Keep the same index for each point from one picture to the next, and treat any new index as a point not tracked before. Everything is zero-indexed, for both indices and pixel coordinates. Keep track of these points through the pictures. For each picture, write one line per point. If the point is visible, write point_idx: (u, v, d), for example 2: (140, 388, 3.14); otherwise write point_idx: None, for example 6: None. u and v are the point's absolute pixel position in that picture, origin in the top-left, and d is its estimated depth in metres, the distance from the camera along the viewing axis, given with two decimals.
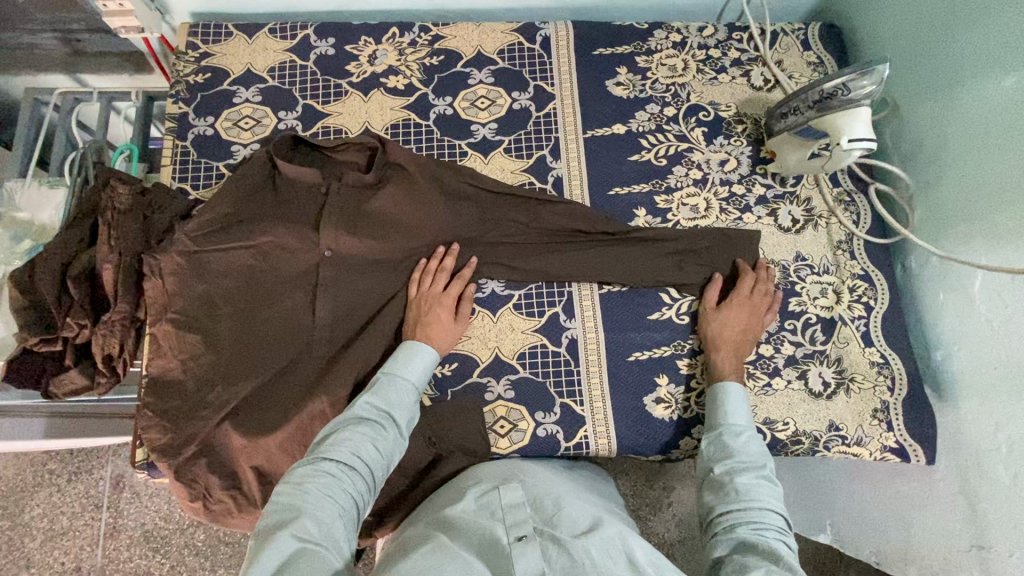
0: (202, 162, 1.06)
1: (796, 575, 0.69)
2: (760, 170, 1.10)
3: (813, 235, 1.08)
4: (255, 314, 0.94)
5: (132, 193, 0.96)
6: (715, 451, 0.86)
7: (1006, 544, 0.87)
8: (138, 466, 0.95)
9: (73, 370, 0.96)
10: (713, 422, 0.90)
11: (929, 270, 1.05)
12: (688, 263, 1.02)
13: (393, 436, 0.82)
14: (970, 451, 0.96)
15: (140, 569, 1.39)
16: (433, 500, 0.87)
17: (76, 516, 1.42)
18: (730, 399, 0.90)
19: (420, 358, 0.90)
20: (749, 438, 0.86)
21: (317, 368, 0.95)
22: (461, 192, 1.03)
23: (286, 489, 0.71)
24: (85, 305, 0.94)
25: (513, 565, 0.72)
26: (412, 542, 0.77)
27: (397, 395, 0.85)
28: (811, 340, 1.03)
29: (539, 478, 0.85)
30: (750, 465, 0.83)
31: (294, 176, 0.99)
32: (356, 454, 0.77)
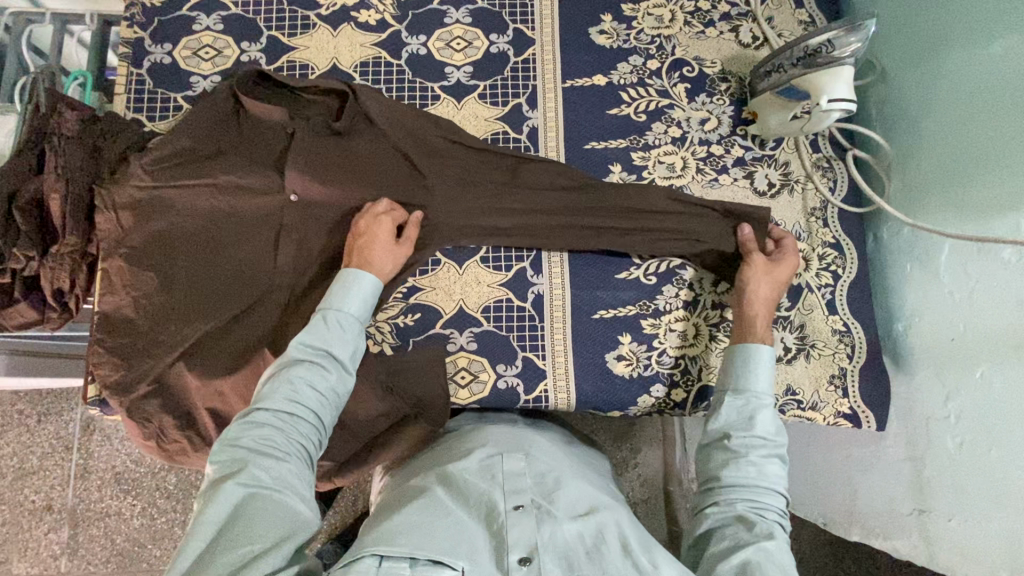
0: (159, 92, 1.00)
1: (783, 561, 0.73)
2: (741, 132, 1.07)
3: (789, 200, 1.06)
4: (212, 256, 0.91)
5: (80, 119, 0.92)
6: (737, 418, 0.85)
7: (948, 509, 0.93)
8: (92, 403, 0.93)
9: (21, 304, 0.92)
10: (738, 384, 0.87)
11: (900, 240, 1.04)
12: (639, 237, 0.99)
13: (336, 374, 0.80)
14: (920, 419, 0.99)
15: (111, 509, 1.40)
16: (429, 459, 0.91)
17: (47, 456, 1.42)
18: (758, 364, 0.88)
19: (359, 289, 0.85)
20: (768, 410, 0.85)
21: (275, 317, 0.91)
22: (438, 145, 0.99)
23: (224, 445, 0.71)
24: (32, 236, 0.90)
25: (507, 533, 0.73)
26: (409, 500, 0.80)
27: (337, 331, 0.81)
28: (777, 305, 1.02)
29: (545, 454, 0.89)
30: (766, 441, 0.83)
31: (259, 114, 0.95)
32: (297, 397, 0.75)
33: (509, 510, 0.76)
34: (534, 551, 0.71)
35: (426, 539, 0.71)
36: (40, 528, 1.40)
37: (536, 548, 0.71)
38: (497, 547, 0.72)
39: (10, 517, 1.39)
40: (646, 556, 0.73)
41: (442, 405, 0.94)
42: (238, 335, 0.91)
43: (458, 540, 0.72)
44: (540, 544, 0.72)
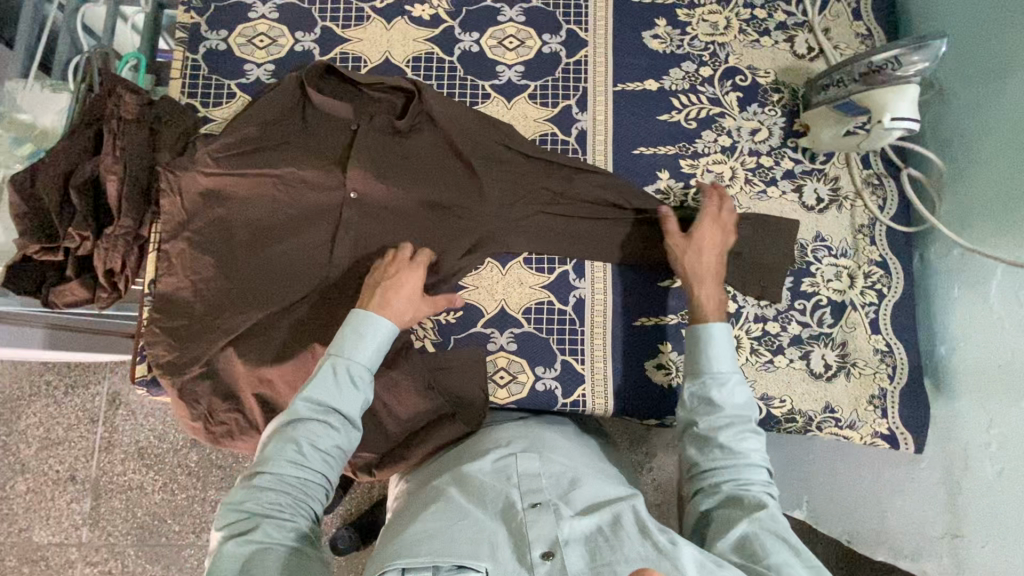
0: (213, 78, 1.01)
1: (781, 532, 0.72)
2: (791, 144, 1.06)
3: (837, 216, 1.05)
4: (271, 247, 0.92)
5: (139, 103, 0.93)
6: (698, 403, 0.84)
7: (980, 536, 0.92)
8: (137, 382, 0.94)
9: (74, 282, 0.94)
10: (695, 370, 0.86)
11: (949, 263, 1.03)
12: (702, 241, 0.99)
13: (343, 429, 0.77)
14: (960, 444, 0.99)
15: (133, 483, 1.43)
16: (442, 462, 0.90)
17: (73, 427, 1.45)
18: (715, 343, 0.86)
19: (375, 336, 0.81)
20: (733, 386, 0.84)
21: (328, 312, 0.93)
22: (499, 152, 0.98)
23: (228, 512, 0.70)
24: (88, 216, 0.91)
25: (528, 530, 0.73)
26: (425, 502, 0.80)
27: (343, 384, 0.78)
28: (819, 321, 1.02)
29: (558, 450, 0.88)
30: (736, 419, 0.83)
31: (327, 109, 0.95)
32: (302, 457, 0.73)
33: (527, 507, 0.76)
34: (555, 546, 0.71)
35: (448, 544, 0.71)
36: (66, 497, 1.42)
37: (557, 544, 0.71)
38: (517, 543, 0.72)
39: (38, 485, 1.42)
40: (665, 535, 0.71)
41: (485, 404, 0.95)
42: (285, 324, 0.92)
43: (479, 540, 0.72)
44: (561, 539, 0.72)
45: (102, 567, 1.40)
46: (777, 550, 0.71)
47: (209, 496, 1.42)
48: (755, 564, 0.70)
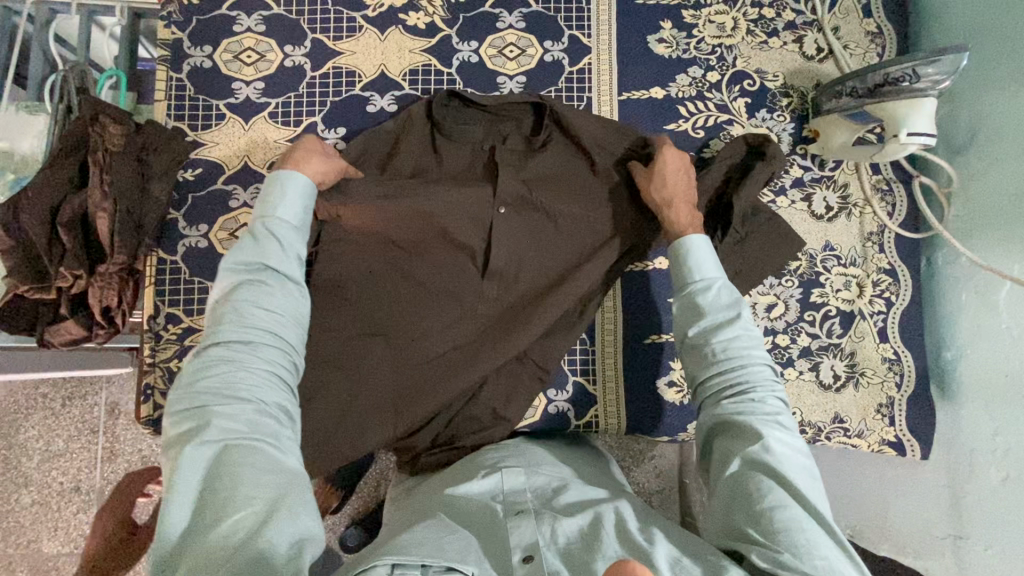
0: (200, 99, 0.96)
1: (768, 456, 0.68)
2: (800, 151, 1.04)
3: (846, 224, 1.04)
4: (397, 276, 0.90)
5: (124, 132, 0.88)
6: (686, 314, 0.81)
7: (984, 539, 0.95)
8: (144, 422, 0.90)
9: (69, 321, 0.90)
10: (679, 278, 0.83)
11: (956, 270, 1.03)
12: (732, 254, 0.96)
13: (280, 289, 0.71)
14: (965, 449, 1.00)
15: None
16: (432, 480, 0.88)
17: (73, 439, 1.43)
18: (692, 248, 0.82)
19: (285, 191, 0.77)
20: (718, 288, 0.80)
21: (399, 347, 0.89)
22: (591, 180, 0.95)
23: (181, 398, 0.64)
24: (79, 253, 0.87)
25: (509, 538, 0.72)
26: (412, 517, 0.79)
27: (279, 243, 0.74)
28: (829, 332, 1.02)
29: (545, 463, 0.87)
30: (724, 322, 0.78)
31: (452, 133, 0.94)
32: (242, 332, 0.67)
33: (510, 515, 0.75)
34: (535, 549, 0.70)
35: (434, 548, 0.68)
36: (73, 509, 1.41)
37: (536, 548, 0.70)
38: (497, 552, 0.71)
39: (42, 498, 1.41)
40: (641, 535, 0.71)
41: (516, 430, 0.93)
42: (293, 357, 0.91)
43: (465, 548, 0.70)
44: (541, 544, 0.71)
45: None
46: (767, 478, 0.67)
47: None
48: (749, 502, 0.67)
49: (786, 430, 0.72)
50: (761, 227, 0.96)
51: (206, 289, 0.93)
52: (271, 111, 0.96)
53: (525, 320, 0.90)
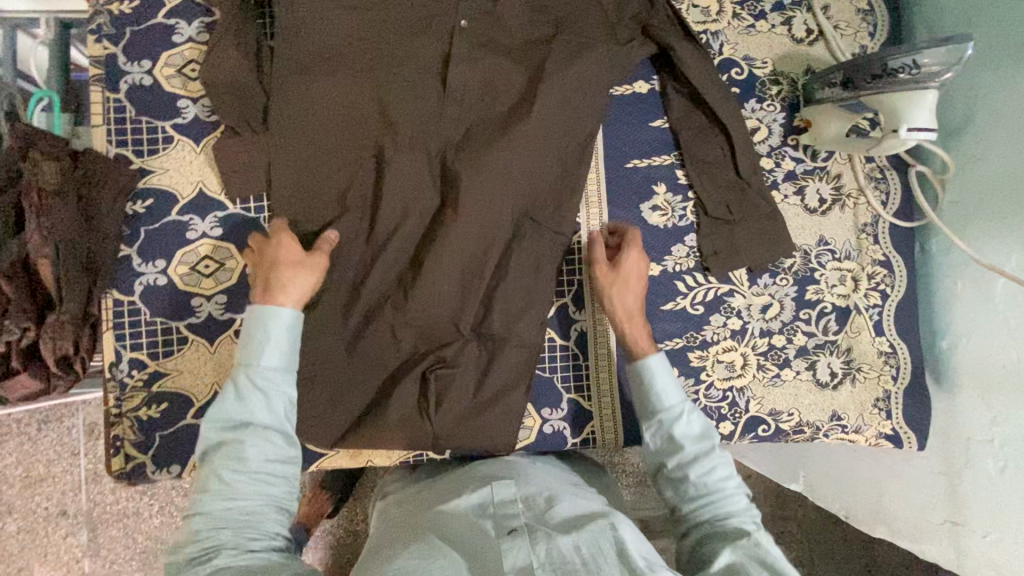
0: (143, 120, 0.87)
1: (761, 552, 0.70)
2: (792, 142, 1.00)
3: (840, 217, 1.00)
4: (371, 168, 0.88)
5: (60, 167, 0.81)
6: (660, 441, 0.82)
7: (980, 526, 0.96)
8: (116, 476, 0.85)
9: (23, 375, 0.83)
10: (649, 409, 0.83)
11: (951, 258, 1.01)
12: (715, 234, 0.97)
13: (276, 431, 0.70)
14: (960, 438, 1.00)
15: (130, 509, 1.40)
16: (421, 496, 0.87)
17: (52, 463, 1.38)
18: (657, 379, 0.82)
19: (273, 321, 0.72)
20: (689, 417, 0.81)
21: (380, 259, 0.87)
22: (568, 80, 0.89)
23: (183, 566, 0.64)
24: (24, 304, 0.79)
25: (501, 556, 0.69)
26: (399, 539, 0.76)
27: (259, 401, 0.69)
28: (825, 330, 0.99)
29: (536, 478, 0.85)
30: (699, 451, 0.79)
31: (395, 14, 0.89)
32: (252, 478, 0.67)
33: (502, 534, 0.73)
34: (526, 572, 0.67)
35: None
36: (59, 534, 1.37)
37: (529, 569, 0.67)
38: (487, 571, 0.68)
39: (26, 527, 1.36)
40: (643, 560, 0.69)
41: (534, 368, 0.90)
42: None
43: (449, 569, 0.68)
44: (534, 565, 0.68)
45: None
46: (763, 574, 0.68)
47: None
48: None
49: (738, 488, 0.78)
50: (749, 213, 0.96)
51: (169, 330, 0.86)
52: (226, 128, 0.88)
53: (507, 189, 0.88)
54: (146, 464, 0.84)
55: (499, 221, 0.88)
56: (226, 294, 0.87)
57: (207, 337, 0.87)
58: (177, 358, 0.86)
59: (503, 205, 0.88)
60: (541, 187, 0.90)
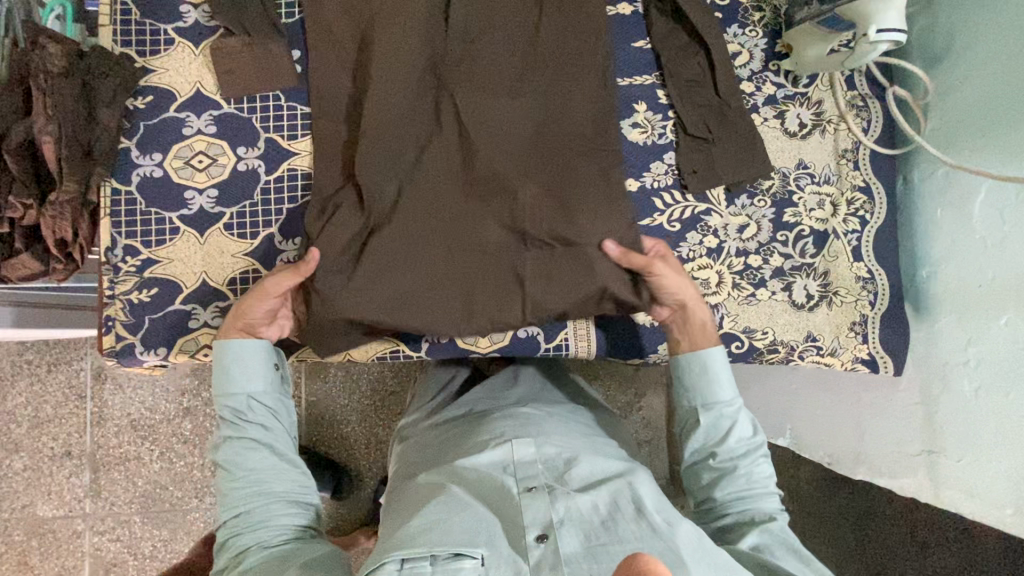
0: (148, 24, 0.92)
1: (791, 545, 0.77)
2: (773, 67, 1.01)
3: (819, 142, 1.02)
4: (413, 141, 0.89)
5: (67, 54, 0.86)
6: (711, 433, 0.85)
7: (956, 450, 0.95)
8: (107, 354, 0.89)
9: (25, 255, 0.88)
10: (705, 398, 0.85)
11: (932, 184, 1.01)
12: (695, 152, 0.98)
13: (264, 437, 0.81)
14: (937, 365, 1.00)
15: (130, 454, 1.43)
16: (446, 444, 0.92)
17: (60, 405, 1.43)
18: (720, 370, 0.85)
19: (246, 355, 0.83)
20: (741, 413, 0.85)
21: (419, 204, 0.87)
22: (578, 33, 0.92)
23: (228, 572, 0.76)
24: (28, 183, 0.84)
25: (523, 515, 0.73)
26: (425, 491, 0.80)
27: (248, 412, 0.82)
28: (802, 252, 1.00)
29: (552, 433, 0.87)
30: (749, 448, 0.84)
31: None
32: (255, 483, 0.79)
33: (522, 491, 0.76)
34: (550, 528, 0.71)
35: (444, 534, 0.70)
36: (64, 473, 1.42)
37: (552, 527, 0.71)
38: (513, 532, 0.72)
39: (34, 463, 1.41)
40: (661, 516, 0.73)
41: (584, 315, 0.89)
42: (268, 252, 0.91)
43: (475, 529, 0.72)
44: (555, 521, 0.72)
45: (110, 534, 1.41)
46: (786, 558, 0.76)
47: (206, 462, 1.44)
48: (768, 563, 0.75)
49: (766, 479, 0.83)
50: (728, 133, 0.98)
51: (163, 220, 0.90)
52: (224, 32, 0.93)
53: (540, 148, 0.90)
54: (135, 344, 0.89)
55: (542, 172, 0.89)
56: (217, 188, 0.91)
57: (197, 229, 0.91)
58: (169, 248, 0.90)
59: (546, 152, 0.90)
60: (581, 135, 0.91)
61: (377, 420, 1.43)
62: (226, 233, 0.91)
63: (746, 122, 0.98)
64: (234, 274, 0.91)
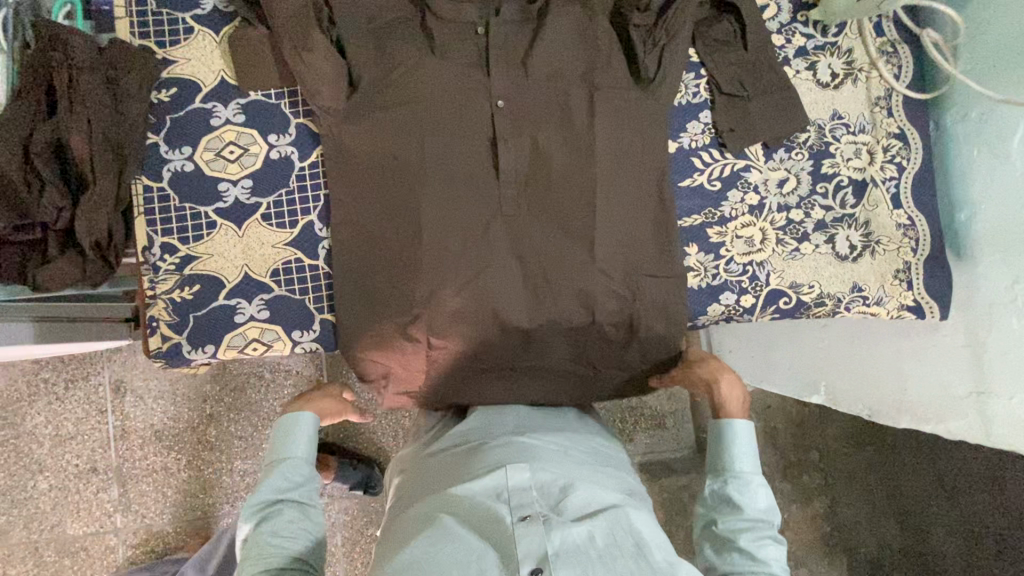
0: (165, 14, 0.89)
1: None
2: (802, 18, 1.00)
3: (852, 91, 1.01)
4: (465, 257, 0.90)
5: (88, 48, 0.83)
6: (719, 498, 0.87)
7: (1008, 389, 0.97)
8: (153, 355, 0.87)
9: (58, 262, 0.85)
10: (718, 464, 0.88)
11: (966, 126, 1.01)
12: (732, 109, 0.97)
13: (298, 504, 0.83)
14: (982, 306, 1.00)
15: (159, 466, 1.41)
16: (440, 473, 0.87)
17: (82, 421, 1.40)
18: (735, 439, 0.89)
19: (303, 433, 0.89)
20: (756, 488, 0.85)
21: (472, 246, 0.90)
22: (624, 120, 0.93)
23: None
24: (59, 185, 0.82)
25: (516, 547, 0.70)
26: (416, 525, 0.78)
27: (293, 477, 0.85)
28: (842, 203, 1.00)
29: (547, 459, 0.84)
30: (755, 523, 0.83)
31: (426, 77, 0.90)
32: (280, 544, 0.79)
33: (517, 521, 0.73)
34: (545, 562, 0.68)
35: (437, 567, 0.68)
36: (92, 489, 1.40)
37: (546, 559, 0.68)
38: (504, 560, 0.70)
39: (60, 482, 1.39)
40: (660, 555, 0.72)
41: (612, 371, 0.98)
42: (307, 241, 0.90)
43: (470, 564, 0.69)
44: (549, 553, 0.69)
45: (145, 547, 1.40)
46: None
47: (238, 467, 1.42)
48: None
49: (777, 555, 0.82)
50: (763, 88, 0.97)
51: (198, 215, 0.88)
52: (241, 21, 0.89)
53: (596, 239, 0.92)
54: (181, 343, 0.87)
55: (611, 264, 0.93)
56: (251, 178, 0.89)
57: (235, 222, 0.89)
58: (208, 242, 0.88)
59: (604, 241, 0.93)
60: (640, 223, 0.94)
61: (404, 414, 1.40)
62: (264, 224, 0.89)
63: (781, 75, 0.97)
64: (277, 264, 0.89)
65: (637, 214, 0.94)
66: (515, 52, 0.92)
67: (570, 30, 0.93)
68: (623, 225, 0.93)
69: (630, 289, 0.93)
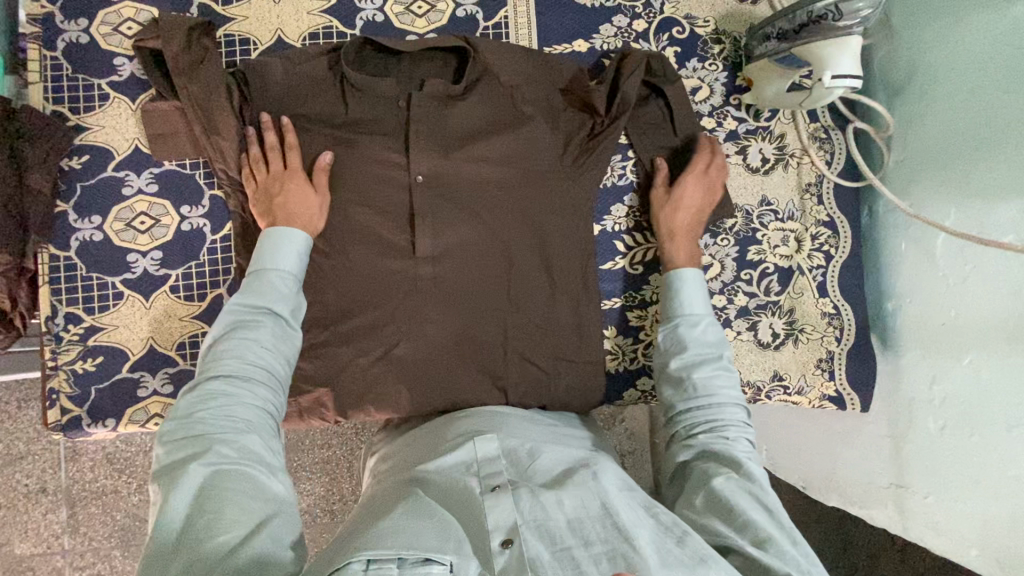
0: (80, 78, 0.87)
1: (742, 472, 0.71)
2: (734, 101, 0.99)
3: (782, 176, 1.00)
4: (376, 333, 0.90)
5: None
6: (670, 343, 0.84)
7: (923, 486, 0.93)
8: (52, 428, 0.86)
9: None
10: (668, 312, 0.87)
11: (896, 218, 1.00)
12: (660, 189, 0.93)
13: (268, 355, 0.72)
14: (905, 398, 0.99)
15: (107, 491, 1.17)
16: (409, 448, 0.83)
17: (33, 440, 1.16)
18: (683, 288, 0.86)
19: (287, 242, 0.79)
20: (704, 325, 0.84)
21: (384, 323, 0.90)
22: (545, 200, 0.92)
23: (174, 447, 0.64)
24: None
25: (486, 516, 0.66)
26: (382, 496, 0.72)
27: (268, 322, 0.74)
28: (767, 290, 0.99)
29: (516, 430, 0.80)
30: (705, 356, 0.82)
31: (345, 153, 0.89)
32: (231, 387, 0.68)
33: (487, 492, 0.69)
34: (514, 531, 0.63)
35: (412, 538, 0.61)
36: (39, 510, 1.17)
37: (516, 531, 0.63)
38: (475, 534, 0.64)
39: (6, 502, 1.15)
40: (627, 514, 0.65)
41: None
42: (216, 314, 0.88)
43: (444, 534, 0.63)
44: (521, 525, 0.64)
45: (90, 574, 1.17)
46: (743, 501, 0.68)
47: None
48: (718, 503, 0.69)
49: (752, 483, 0.70)
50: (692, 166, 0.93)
51: (106, 285, 0.87)
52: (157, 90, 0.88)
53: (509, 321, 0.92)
54: (81, 417, 0.86)
55: (525, 344, 0.92)
56: (161, 250, 0.88)
57: (143, 294, 0.88)
58: (113, 313, 0.87)
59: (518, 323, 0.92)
60: (558, 308, 0.93)
61: None
62: (173, 296, 0.88)
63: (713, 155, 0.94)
64: (183, 338, 0.88)
65: (554, 297, 0.93)
66: (436, 127, 0.91)
67: (492, 110, 0.92)
68: (540, 306, 0.93)
69: (543, 370, 0.92)
